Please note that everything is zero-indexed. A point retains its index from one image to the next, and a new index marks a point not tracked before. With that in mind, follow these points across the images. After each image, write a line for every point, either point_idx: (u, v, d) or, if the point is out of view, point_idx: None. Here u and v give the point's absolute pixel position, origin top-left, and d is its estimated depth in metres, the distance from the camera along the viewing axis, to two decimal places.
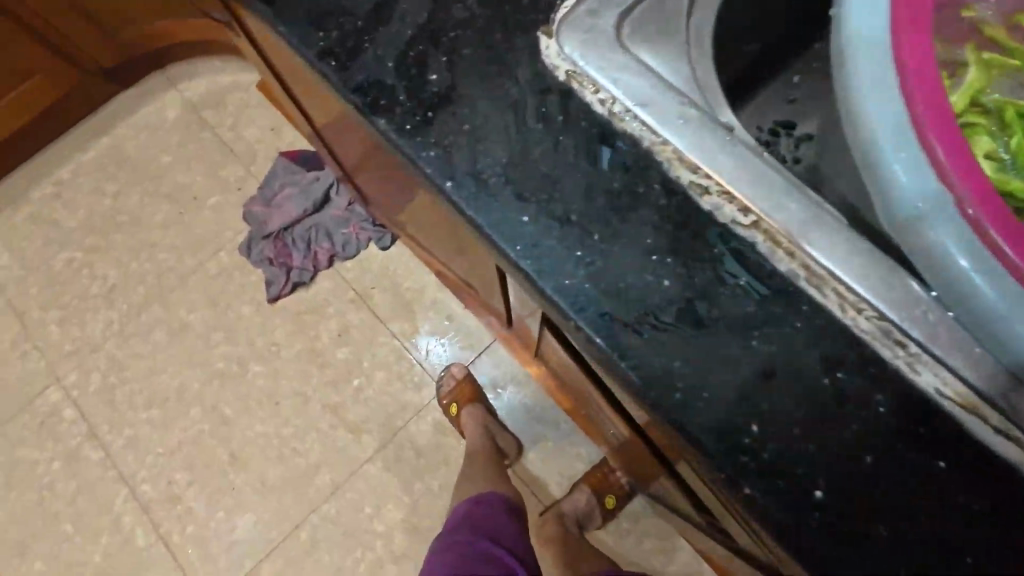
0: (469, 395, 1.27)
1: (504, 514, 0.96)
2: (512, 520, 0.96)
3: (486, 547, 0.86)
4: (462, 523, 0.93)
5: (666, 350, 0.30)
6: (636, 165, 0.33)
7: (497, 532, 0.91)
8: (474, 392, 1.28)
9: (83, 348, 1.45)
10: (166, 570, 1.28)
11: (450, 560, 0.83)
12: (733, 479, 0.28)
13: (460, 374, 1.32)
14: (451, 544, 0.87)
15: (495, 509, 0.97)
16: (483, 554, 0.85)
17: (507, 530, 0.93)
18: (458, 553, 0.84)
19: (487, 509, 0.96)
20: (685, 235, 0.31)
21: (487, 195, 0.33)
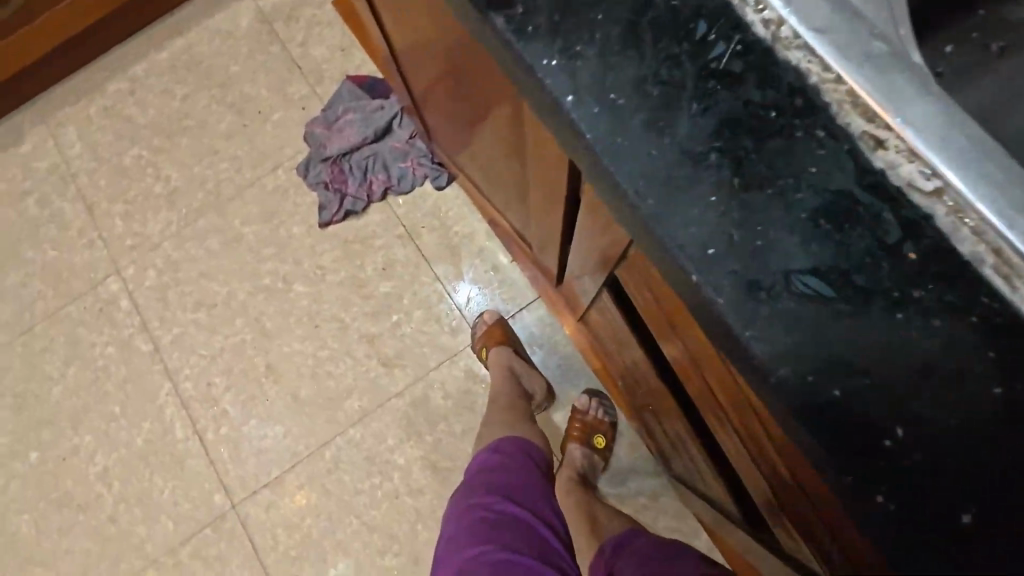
0: (499, 336, 1.25)
1: (525, 463, 0.94)
2: (532, 469, 0.94)
3: (509, 509, 0.85)
4: (483, 479, 0.90)
5: (803, 325, 0.25)
6: (798, 104, 0.27)
7: (518, 487, 0.89)
8: (503, 334, 1.26)
9: (143, 244, 1.50)
10: (199, 463, 1.36)
11: (474, 528, 0.82)
12: (864, 488, 0.24)
13: (492, 319, 1.29)
14: (472, 506, 0.86)
15: (515, 459, 0.94)
16: (506, 518, 0.83)
17: (528, 482, 0.90)
18: (481, 521, 0.83)
19: (507, 461, 0.93)
20: (847, 195, 0.26)
21: (612, 117, 0.29)
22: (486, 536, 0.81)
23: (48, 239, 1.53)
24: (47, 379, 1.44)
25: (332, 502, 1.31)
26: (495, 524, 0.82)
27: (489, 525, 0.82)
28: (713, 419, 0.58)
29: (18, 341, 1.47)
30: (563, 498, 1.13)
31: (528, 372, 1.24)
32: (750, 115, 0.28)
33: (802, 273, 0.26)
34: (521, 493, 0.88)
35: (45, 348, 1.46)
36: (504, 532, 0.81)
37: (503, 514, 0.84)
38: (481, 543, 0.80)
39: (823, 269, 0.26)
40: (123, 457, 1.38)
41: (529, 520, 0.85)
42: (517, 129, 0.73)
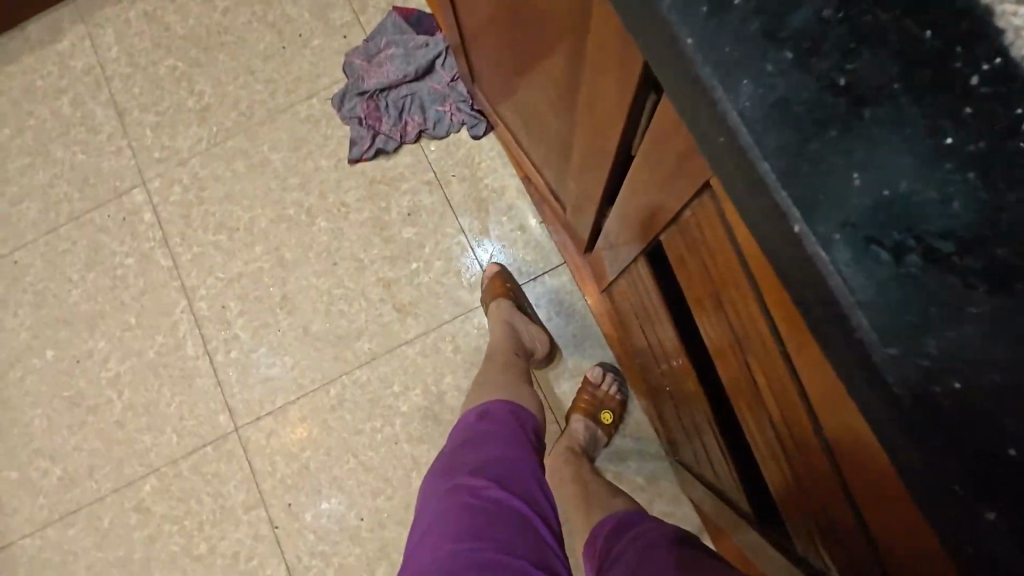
0: (499, 287, 1.24)
1: (519, 439, 0.77)
2: (526, 446, 0.77)
3: (498, 493, 0.67)
4: (467, 456, 0.72)
5: (925, 300, 0.21)
6: (964, 27, 0.22)
7: (509, 468, 0.71)
8: (504, 284, 1.24)
9: (170, 157, 1.48)
10: (207, 382, 1.37)
11: (454, 519, 0.64)
12: (968, 501, 0.20)
13: (493, 272, 1.27)
14: (452, 490, 0.67)
15: (506, 434, 0.77)
16: (495, 507, 0.65)
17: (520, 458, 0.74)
18: (465, 507, 0.65)
19: (497, 433, 0.77)
20: (1011, 147, 0.21)
21: (721, 24, 0.23)
22: (469, 529, 0.63)
23: (79, 141, 1.51)
24: (68, 280, 1.45)
25: (332, 438, 1.31)
26: (481, 515, 0.64)
27: (472, 515, 0.64)
28: (744, 407, 0.54)
29: (42, 240, 1.48)
30: (561, 469, 1.11)
31: (528, 327, 1.20)
32: (898, 36, 0.22)
33: (936, 238, 0.21)
34: (512, 473, 0.71)
35: (68, 250, 1.47)
36: (493, 525, 0.63)
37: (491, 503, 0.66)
38: (463, 539, 0.62)
39: (963, 235, 0.21)
40: (135, 366, 1.40)
41: (522, 511, 0.67)
42: (572, 73, 0.67)
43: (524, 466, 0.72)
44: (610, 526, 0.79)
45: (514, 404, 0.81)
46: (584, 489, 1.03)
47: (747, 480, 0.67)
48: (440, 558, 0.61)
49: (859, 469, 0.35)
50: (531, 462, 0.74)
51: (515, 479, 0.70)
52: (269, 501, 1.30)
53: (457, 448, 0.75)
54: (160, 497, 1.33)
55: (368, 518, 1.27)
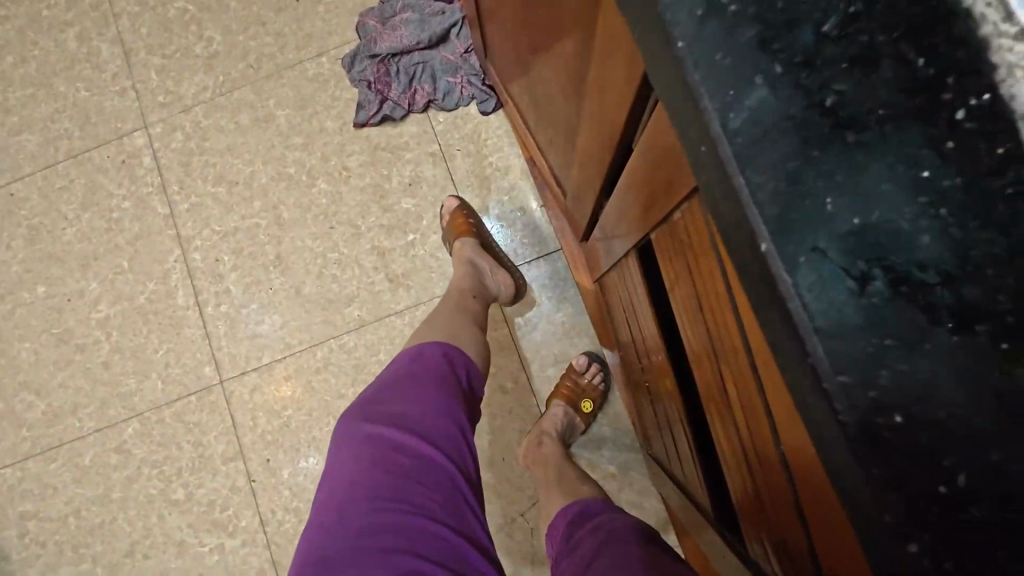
0: (464, 228, 1.23)
1: (447, 385, 0.75)
2: (455, 392, 0.76)
3: (417, 447, 0.67)
4: (389, 404, 0.71)
5: (881, 331, 0.21)
6: (958, 57, 0.21)
7: (431, 420, 0.70)
8: (469, 225, 1.23)
9: (174, 104, 1.46)
10: (195, 333, 1.38)
11: (366, 468, 0.65)
12: (895, 534, 0.20)
13: (459, 211, 1.27)
14: (368, 439, 0.67)
15: (435, 380, 0.75)
16: (409, 458, 0.66)
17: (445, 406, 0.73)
18: (381, 465, 0.65)
19: (425, 379, 0.75)
20: (985, 186, 0.21)
21: (719, 25, 0.23)
22: (383, 487, 0.63)
23: (82, 78, 1.48)
24: (63, 219, 1.44)
25: (315, 399, 1.32)
26: (393, 467, 0.65)
27: (385, 465, 0.65)
28: (714, 411, 0.55)
29: (40, 175, 1.46)
30: (537, 452, 1.13)
31: (493, 269, 1.19)
32: (892, 59, 0.22)
33: (903, 272, 0.21)
34: (434, 426, 0.70)
35: (65, 187, 1.46)
36: (406, 477, 0.64)
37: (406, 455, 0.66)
38: (373, 491, 0.63)
39: (929, 271, 0.21)
40: (125, 310, 1.40)
41: (441, 465, 0.67)
42: (582, 59, 0.66)
43: (448, 414, 0.72)
44: (569, 516, 0.81)
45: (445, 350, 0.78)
46: (557, 472, 1.05)
47: (712, 482, 0.68)
48: (349, 505, 0.62)
49: (809, 485, 0.35)
50: (455, 410, 0.73)
51: (434, 429, 0.69)
52: (248, 456, 1.32)
53: (380, 392, 0.73)
54: (141, 441, 1.35)
55: None
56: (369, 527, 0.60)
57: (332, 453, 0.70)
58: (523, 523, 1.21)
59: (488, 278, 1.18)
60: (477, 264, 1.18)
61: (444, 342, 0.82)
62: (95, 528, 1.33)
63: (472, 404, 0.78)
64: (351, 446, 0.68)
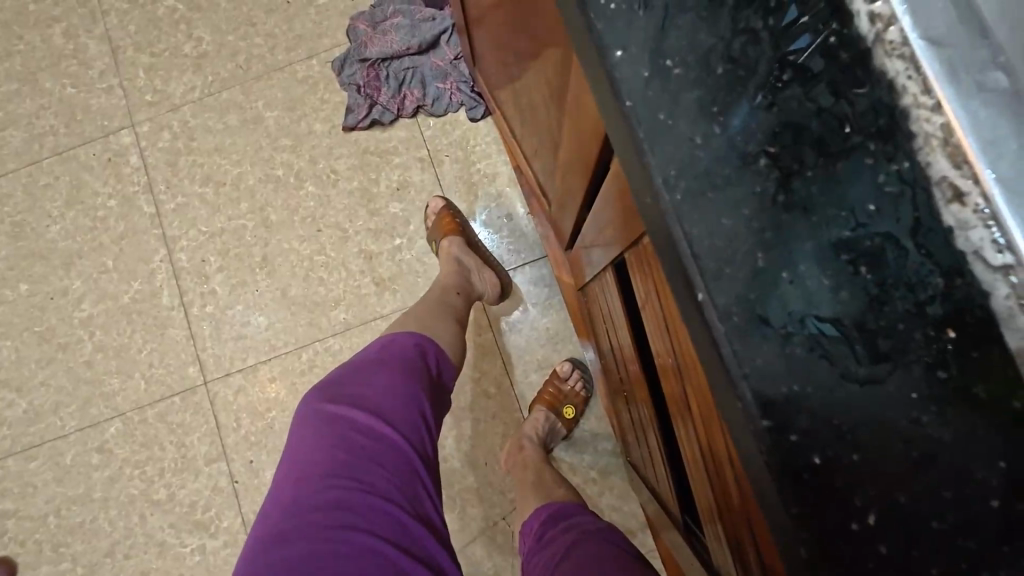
0: (449, 227, 1.25)
1: (415, 373, 0.76)
2: (421, 378, 0.77)
3: (378, 431, 0.68)
4: (354, 386, 0.72)
5: (801, 378, 0.23)
6: (880, 124, 0.23)
7: (394, 406, 0.71)
8: (454, 224, 1.25)
9: (162, 102, 1.45)
10: (180, 333, 1.38)
11: (329, 449, 0.66)
12: (809, 563, 0.22)
13: (443, 211, 1.29)
14: (330, 420, 0.68)
15: (402, 366, 0.76)
16: (369, 441, 0.67)
17: (411, 393, 0.73)
18: (339, 447, 0.66)
19: (392, 364, 0.76)
20: (901, 247, 0.23)
21: (662, 87, 0.25)
22: (341, 468, 0.65)
23: (68, 74, 1.47)
24: (48, 216, 1.44)
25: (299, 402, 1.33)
26: (356, 450, 0.66)
27: (345, 447, 0.66)
28: (679, 424, 0.57)
29: (24, 171, 1.45)
30: (517, 457, 1.15)
31: (479, 268, 1.21)
32: (820, 125, 0.23)
33: (821, 323, 0.23)
34: (397, 413, 0.71)
35: (50, 184, 1.45)
36: (368, 459, 0.66)
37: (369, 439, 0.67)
38: (331, 471, 0.64)
39: (846, 323, 0.22)
40: (109, 309, 1.40)
41: (402, 451, 0.68)
42: (563, 77, 0.67)
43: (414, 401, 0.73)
44: (541, 518, 0.82)
45: (414, 338, 0.78)
46: (536, 476, 1.06)
47: (681, 492, 0.70)
48: (310, 485, 0.64)
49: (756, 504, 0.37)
50: (421, 396, 0.74)
51: (399, 414, 0.71)
52: (231, 457, 1.33)
53: (345, 375, 0.74)
54: (123, 441, 1.35)
55: None
56: (329, 508, 0.62)
57: (295, 431, 0.70)
58: (505, 527, 1.23)
59: (474, 276, 1.20)
60: (463, 262, 1.20)
61: (415, 331, 0.83)
62: (75, 528, 1.33)
63: (439, 393, 0.80)
64: (314, 426, 0.69)
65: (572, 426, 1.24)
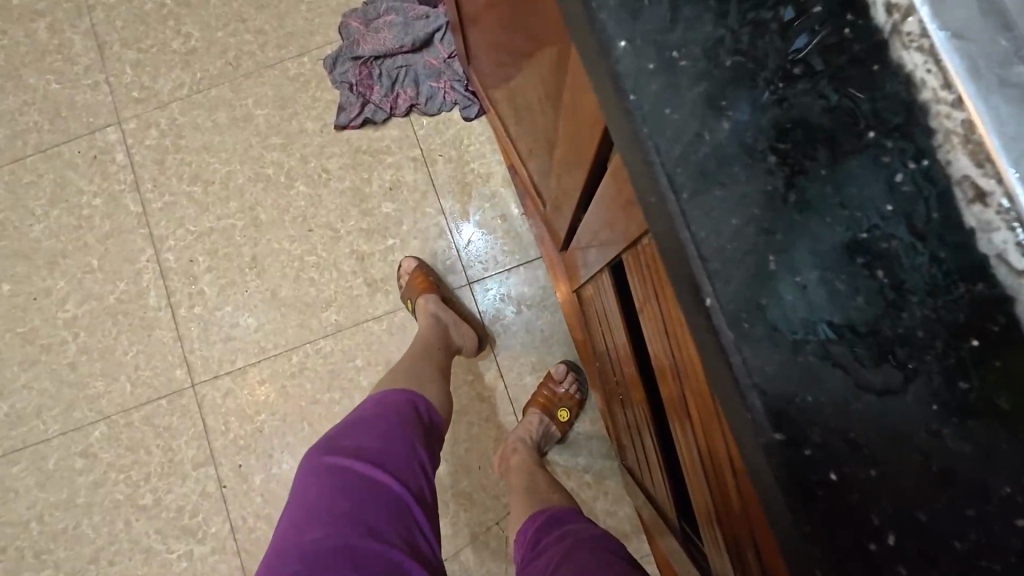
0: (422, 285, 1.23)
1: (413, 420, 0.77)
2: (418, 427, 0.77)
3: (378, 477, 0.67)
4: (352, 435, 0.71)
5: (813, 387, 0.21)
6: (897, 120, 0.22)
7: (394, 453, 0.70)
8: (426, 282, 1.24)
9: (149, 99, 1.42)
10: (167, 335, 1.35)
11: (329, 499, 0.64)
12: None
13: (416, 269, 1.27)
14: (328, 468, 0.67)
15: (399, 415, 0.76)
16: (369, 487, 0.66)
17: (409, 442, 0.73)
18: (339, 495, 0.64)
19: (389, 414, 0.76)
20: (919, 248, 0.21)
21: (668, 81, 0.23)
22: (340, 515, 0.63)
23: (53, 70, 1.44)
24: (31, 215, 1.40)
25: (289, 405, 1.30)
26: (352, 494, 0.65)
27: (345, 493, 0.64)
28: (677, 430, 0.56)
29: (7, 168, 1.42)
30: (511, 460, 1.13)
31: (456, 321, 1.21)
32: (834, 121, 0.22)
33: (836, 330, 0.21)
34: (396, 459, 0.70)
35: (33, 182, 1.41)
36: (368, 506, 0.64)
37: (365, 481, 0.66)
38: (331, 519, 0.62)
39: (861, 329, 0.21)
40: (93, 310, 1.37)
41: (402, 497, 0.67)
42: (557, 77, 0.66)
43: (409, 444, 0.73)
44: (537, 524, 0.81)
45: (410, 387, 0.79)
46: (530, 480, 1.05)
47: (679, 497, 0.69)
48: (303, 534, 0.62)
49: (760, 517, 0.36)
50: (419, 444, 0.74)
51: (398, 460, 0.70)
52: (219, 461, 1.30)
53: (342, 426, 0.73)
54: (107, 445, 1.32)
55: None
56: (326, 555, 0.60)
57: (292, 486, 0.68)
58: (498, 532, 1.21)
59: (452, 330, 1.19)
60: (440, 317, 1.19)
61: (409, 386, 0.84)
62: (58, 534, 1.29)
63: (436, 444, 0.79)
64: (312, 475, 0.67)
65: (566, 429, 1.22)
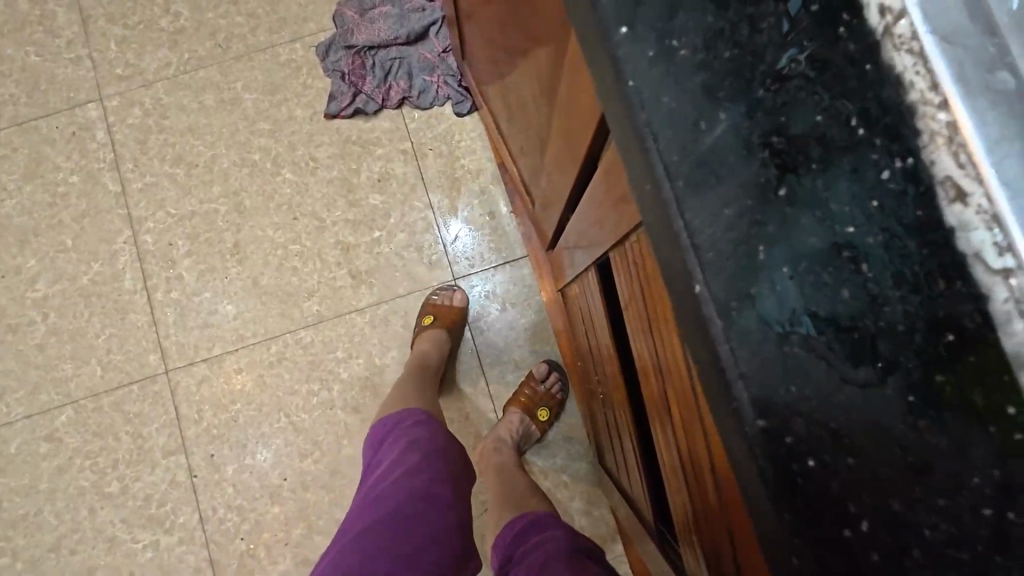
0: (449, 318, 1.23)
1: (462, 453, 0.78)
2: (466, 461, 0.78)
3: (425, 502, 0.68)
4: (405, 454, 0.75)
5: (797, 378, 0.22)
6: (887, 120, 0.22)
7: (443, 481, 0.71)
8: (455, 320, 1.24)
9: (133, 77, 1.39)
10: (141, 319, 1.32)
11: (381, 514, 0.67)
12: (799, 569, 0.21)
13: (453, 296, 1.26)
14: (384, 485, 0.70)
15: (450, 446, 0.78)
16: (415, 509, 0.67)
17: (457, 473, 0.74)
18: (389, 513, 0.67)
19: (442, 441, 0.77)
20: (901, 245, 0.22)
21: (667, 71, 0.24)
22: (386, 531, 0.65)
23: (32, 41, 1.40)
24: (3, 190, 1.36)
25: (266, 394, 1.28)
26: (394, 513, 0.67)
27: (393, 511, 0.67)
28: (658, 431, 0.57)
29: None
30: (490, 460, 1.13)
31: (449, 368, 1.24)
32: (826, 117, 0.23)
33: (821, 322, 0.22)
34: (443, 486, 0.71)
35: (6, 156, 1.37)
36: (410, 527, 0.66)
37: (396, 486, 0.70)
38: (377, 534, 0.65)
39: (844, 323, 0.22)
40: (65, 290, 1.32)
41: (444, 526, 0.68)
42: (553, 74, 0.66)
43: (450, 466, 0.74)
44: (516, 529, 0.80)
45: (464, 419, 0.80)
46: (508, 480, 1.05)
47: (656, 498, 0.69)
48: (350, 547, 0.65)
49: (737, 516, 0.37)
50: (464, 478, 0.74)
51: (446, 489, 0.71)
52: (190, 450, 1.27)
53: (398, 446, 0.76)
54: (74, 429, 1.28)
55: (291, 479, 1.26)
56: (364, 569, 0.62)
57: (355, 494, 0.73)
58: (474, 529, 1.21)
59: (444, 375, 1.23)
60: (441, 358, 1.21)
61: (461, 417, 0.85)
62: (18, 520, 1.25)
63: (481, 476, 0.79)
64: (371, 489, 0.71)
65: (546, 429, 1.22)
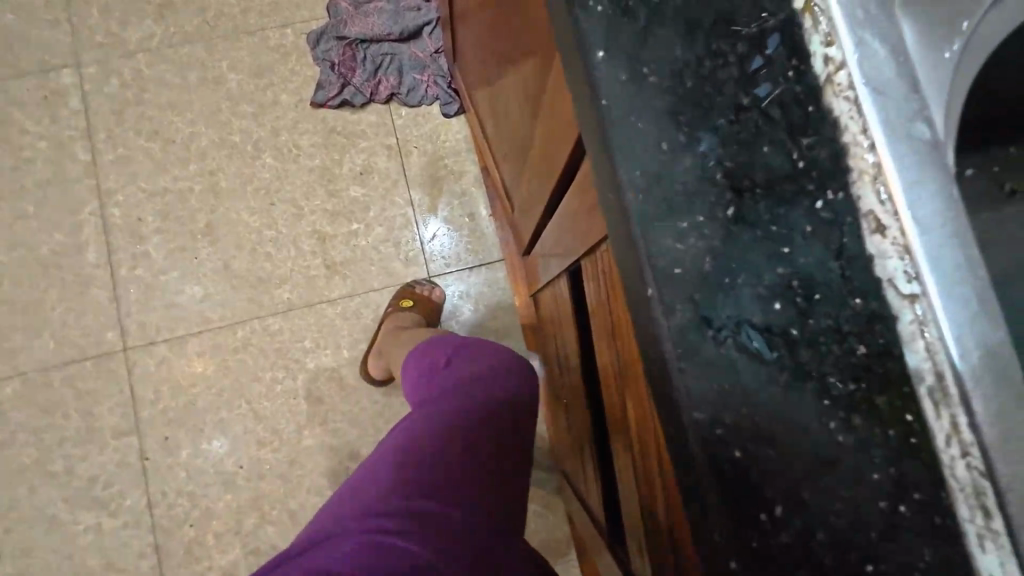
0: (424, 309, 1.22)
1: (498, 380, 0.66)
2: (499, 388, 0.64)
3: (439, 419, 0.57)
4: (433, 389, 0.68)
5: (733, 378, 0.24)
6: (824, 156, 0.25)
7: (465, 404, 0.60)
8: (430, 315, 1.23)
9: (114, 46, 1.36)
10: (102, 294, 1.28)
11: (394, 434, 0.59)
12: (720, 549, 0.24)
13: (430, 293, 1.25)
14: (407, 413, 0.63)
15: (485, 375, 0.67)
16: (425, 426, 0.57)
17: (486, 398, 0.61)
18: (399, 433, 0.58)
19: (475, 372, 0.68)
20: (828, 267, 0.25)
21: (638, 94, 0.26)
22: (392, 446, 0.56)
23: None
24: None
25: (228, 379, 1.26)
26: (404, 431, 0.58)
27: (404, 430, 0.58)
28: (614, 435, 0.60)
29: None
30: None
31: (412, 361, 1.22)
32: (773, 148, 0.26)
33: (755, 329, 0.25)
34: (464, 408, 0.59)
35: None
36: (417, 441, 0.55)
37: (446, 399, 0.62)
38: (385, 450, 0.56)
39: (775, 331, 0.24)
40: (22, 259, 1.28)
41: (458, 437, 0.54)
42: (539, 86, 0.69)
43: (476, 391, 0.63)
44: None
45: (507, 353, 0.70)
46: None
47: (609, 502, 0.72)
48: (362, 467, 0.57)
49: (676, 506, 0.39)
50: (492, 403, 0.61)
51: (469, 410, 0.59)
52: (143, 431, 1.24)
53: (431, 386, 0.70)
54: (20, 404, 1.23)
55: (247, 467, 1.24)
56: (361, 478, 0.53)
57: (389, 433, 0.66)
58: None
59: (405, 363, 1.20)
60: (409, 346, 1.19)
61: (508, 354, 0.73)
62: None
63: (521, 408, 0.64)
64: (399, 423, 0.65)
65: None
